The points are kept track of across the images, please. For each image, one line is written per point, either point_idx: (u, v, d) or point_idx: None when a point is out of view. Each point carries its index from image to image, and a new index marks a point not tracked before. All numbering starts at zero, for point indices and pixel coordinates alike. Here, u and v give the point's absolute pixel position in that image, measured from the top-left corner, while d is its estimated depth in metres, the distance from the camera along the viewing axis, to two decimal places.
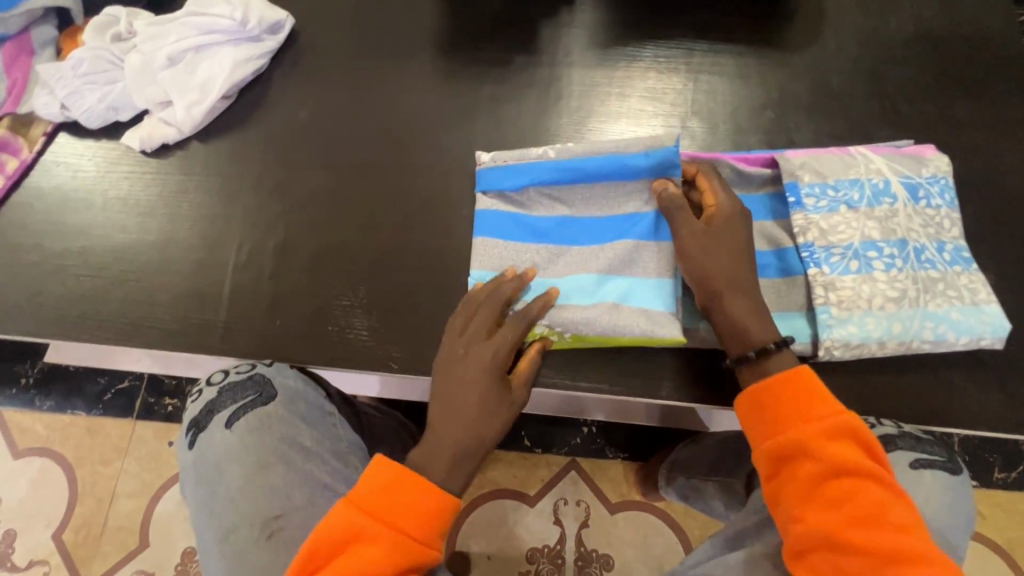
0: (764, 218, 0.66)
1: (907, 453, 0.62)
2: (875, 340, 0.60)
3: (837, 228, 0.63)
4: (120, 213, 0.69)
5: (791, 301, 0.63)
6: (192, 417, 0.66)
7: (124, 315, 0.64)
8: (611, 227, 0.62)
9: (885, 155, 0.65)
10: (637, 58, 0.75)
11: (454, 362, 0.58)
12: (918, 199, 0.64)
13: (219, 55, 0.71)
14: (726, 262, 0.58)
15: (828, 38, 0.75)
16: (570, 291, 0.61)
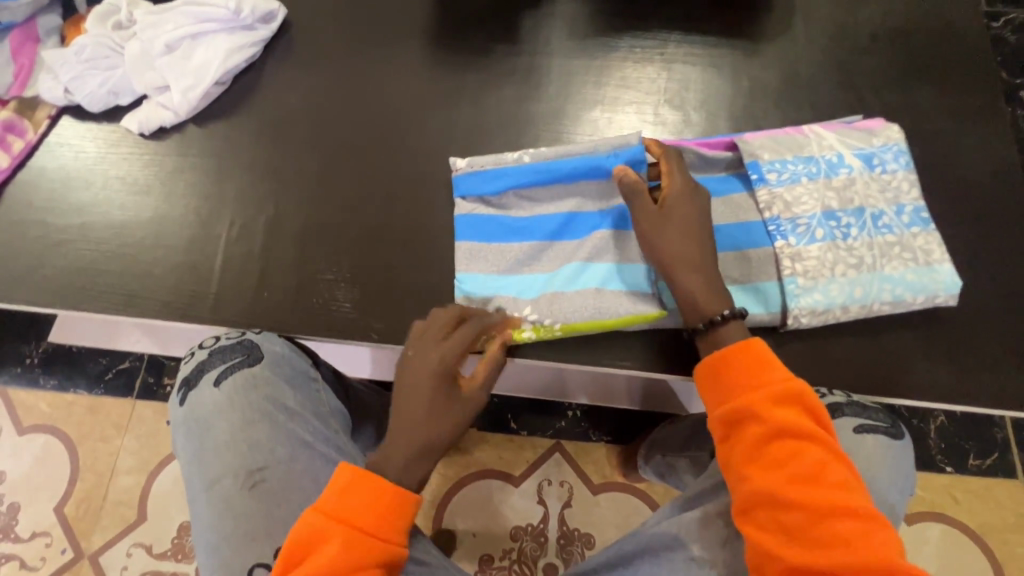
0: (732, 196, 0.68)
1: (853, 419, 0.64)
2: (838, 306, 0.64)
3: (801, 200, 0.66)
4: (120, 191, 0.73)
5: (760, 272, 0.66)
6: (183, 376, 0.69)
7: (121, 287, 0.68)
8: (587, 222, 0.66)
9: (836, 132, 0.70)
10: (612, 48, 0.78)
11: (417, 364, 0.60)
12: (873, 167, 0.68)
13: (214, 43, 0.75)
14: (685, 238, 0.61)
15: (798, 30, 0.78)
16: (555, 283, 0.65)
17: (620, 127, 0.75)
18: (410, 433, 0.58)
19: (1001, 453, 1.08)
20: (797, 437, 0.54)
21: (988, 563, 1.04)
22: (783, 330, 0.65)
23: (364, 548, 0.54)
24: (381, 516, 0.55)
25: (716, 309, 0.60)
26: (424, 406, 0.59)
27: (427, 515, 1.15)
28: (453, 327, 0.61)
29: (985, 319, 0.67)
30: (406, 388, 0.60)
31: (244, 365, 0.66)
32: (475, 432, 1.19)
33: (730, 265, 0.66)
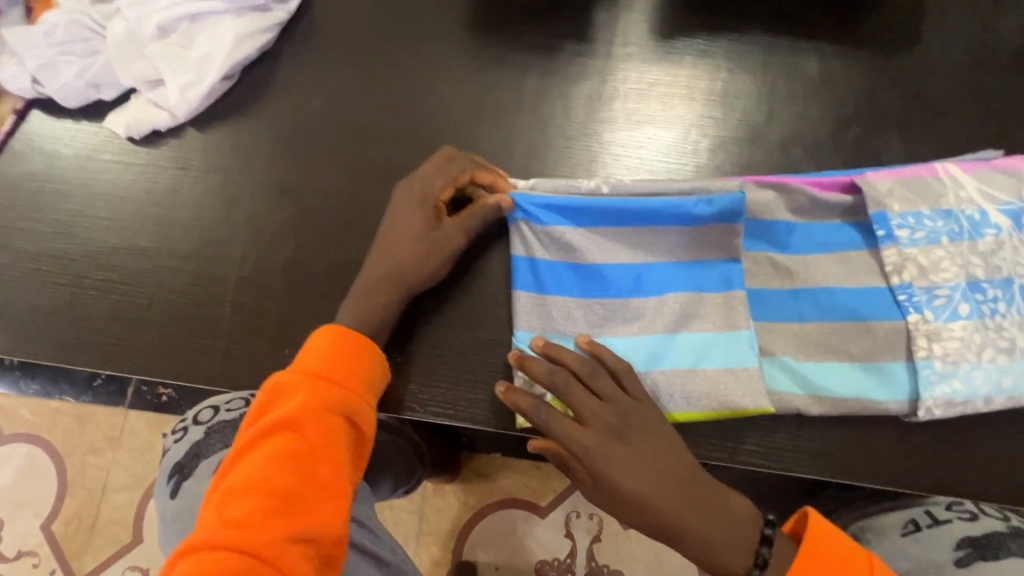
0: (844, 248, 0.55)
1: (1023, 559, 0.51)
2: (982, 397, 0.51)
3: (940, 266, 0.53)
4: (104, 210, 0.60)
5: (888, 349, 0.52)
6: (177, 462, 0.60)
7: (109, 333, 0.56)
8: (673, 278, 0.54)
9: (975, 176, 0.55)
10: (705, 54, 0.65)
11: (399, 201, 0.55)
12: (1023, 227, 0.54)
13: (219, 27, 0.61)
14: (647, 501, 0.49)
15: (927, 40, 0.65)
16: (635, 352, 0.53)
17: (714, 154, 0.62)
18: (376, 279, 0.54)
19: None
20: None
21: None
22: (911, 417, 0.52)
23: (328, 394, 0.50)
24: (343, 373, 0.51)
25: (746, 559, 0.49)
26: (399, 241, 0.54)
27: (446, 545, 1.07)
28: (436, 172, 0.56)
29: None
30: (384, 233, 0.55)
31: None
32: (500, 458, 1.10)
33: (851, 338, 0.53)
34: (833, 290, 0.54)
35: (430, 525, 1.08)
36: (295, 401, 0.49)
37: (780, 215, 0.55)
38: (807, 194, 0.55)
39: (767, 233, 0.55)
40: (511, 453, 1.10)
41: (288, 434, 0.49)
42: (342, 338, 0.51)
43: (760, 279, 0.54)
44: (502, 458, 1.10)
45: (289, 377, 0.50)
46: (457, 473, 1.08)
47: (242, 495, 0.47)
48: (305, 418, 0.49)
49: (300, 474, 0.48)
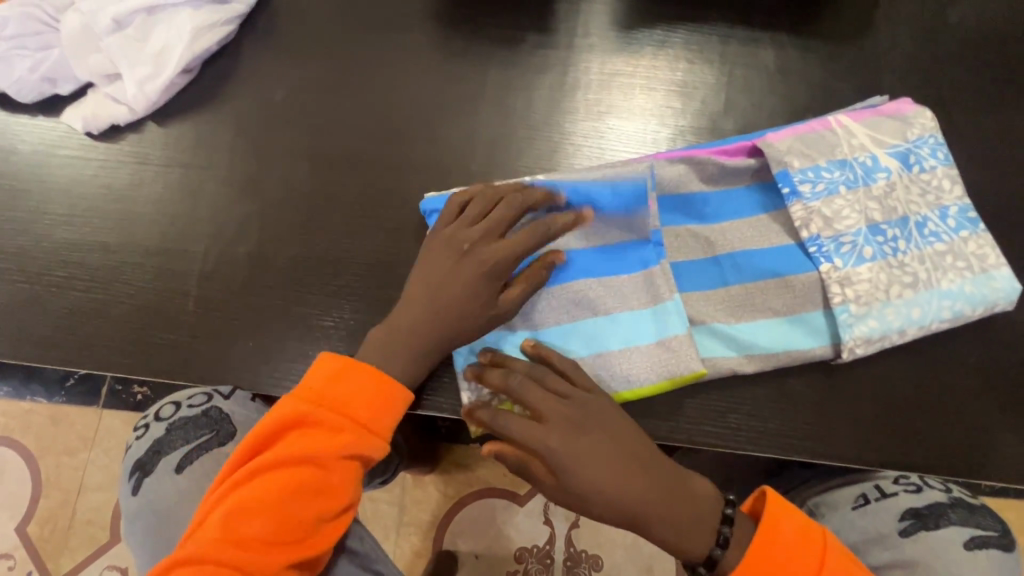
0: (761, 213, 0.57)
1: (961, 529, 0.55)
2: (896, 330, 0.53)
3: (846, 211, 0.55)
4: (62, 207, 0.60)
5: (805, 301, 0.55)
6: (139, 459, 0.62)
7: (70, 330, 0.56)
8: (593, 256, 0.55)
9: (864, 124, 0.58)
10: (665, 44, 0.66)
11: (437, 248, 0.53)
12: (911, 166, 0.57)
13: (176, 20, 0.60)
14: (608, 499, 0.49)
15: (879, 30, 0.66)
16: (565, 334, 0.54)
17: (673, 143, 0.63)
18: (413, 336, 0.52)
19: None
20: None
21: None
22: (841, 360, 0.54)
23: (343, 429, 0.50)
24: (367, 410, 0.50)
25: (707, 547, 0.49)
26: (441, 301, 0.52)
27: (427, 535, 1.09)
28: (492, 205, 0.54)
29: None
30: (422, 275, 0.53)
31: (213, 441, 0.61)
32: (479, 449, 1.11)
33: (772, 295, 0.55)
34: (753, 253, 0.56)
35: (411, 516, 1.09)
36: (310, 434, 0.49)
37: (695, 186, 0.57)
38: (719, 165, 0.56)
39: (687, 207, 0.57)
40: None
41: (301, 468, 0.49)
42: (371, 376, 0.50)
43: (684, 248, 0.56)
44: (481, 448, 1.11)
45: (303, 409, 0.49)
46: (436, 465, 1.09)
47: (254, 520, 0.48)
48: (329, 455, 0.49)
49: (308, 506, 0.49)
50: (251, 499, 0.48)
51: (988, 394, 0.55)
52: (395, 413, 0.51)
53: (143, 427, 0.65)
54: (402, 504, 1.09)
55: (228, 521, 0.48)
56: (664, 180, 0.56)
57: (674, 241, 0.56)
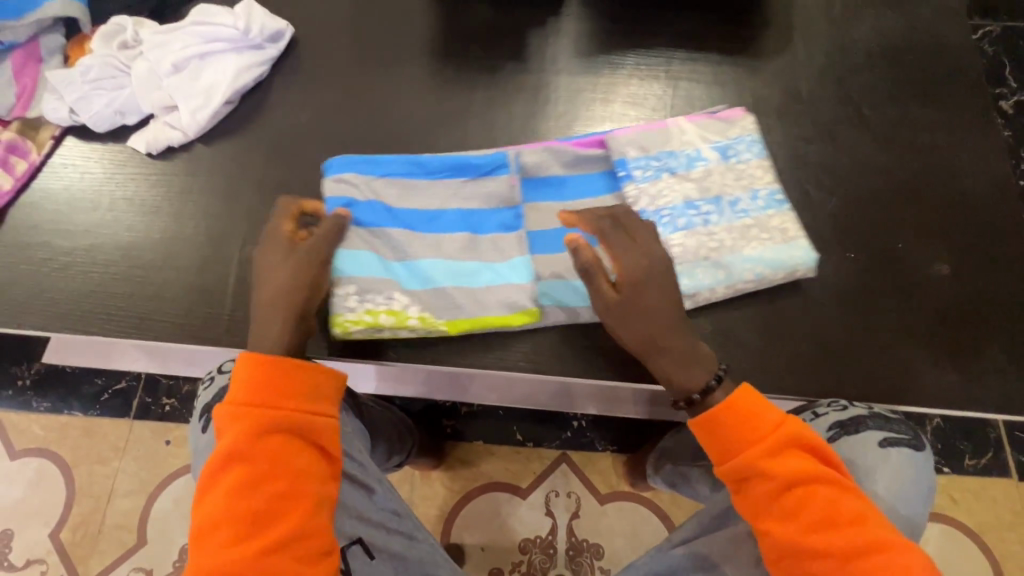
0: (606, 193, 0.70)
1: (877, 432, 0.62)
2: (707, 287, 0.65)
3: (661, 193, 0.68)
4: (127, 212, 0.72)
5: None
6: (205, 403, 0.67)
7: (132, 310, 0.68)
8: (459, 219, 0.68)
9: (696, 125, 0.72)
10: (620, 66, 0.80)
11: (261, 250, 0.62)
12: (728, 158, 0.70)
13: (222, 62, 0.75)
14: (649, 316, 0.59)
15: (796, 46, 0.80)
16: (431, 271, 0.66)
17: None
18: (275, 302, 0.59)
19: (994, 452, 1.13)
20: (780, 488, 0.54)
21: (986, 564, 1.08)
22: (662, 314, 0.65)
23: (259, 420, 0.55)
24: (272, 392, 0.56)
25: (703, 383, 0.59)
26: (276, 275, 0.60)
27: (435, 529, 1.14)
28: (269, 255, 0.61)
29: (1000, 329, 0.66)
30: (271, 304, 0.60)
31: None
32: (482, 445, 1.18)
33: (601, 257, 0.67)
34: (598, 223, 0.68)
35: (420, 511, 1.15)
36: (237, 433, 0.54)
37: (551, 169, 0.70)
38: (572, 150, 0.70)
39: (542, 187, 0.70)
40: (492, 440, 1.18)
41: (248, 461, 0.54)
42: (262, 362, 0.56)
43: (542, 221, 0.69)
44: (484, 445, 1.18)
45: (227, 410, 0.55)
46: (443, 460, 1.16)
47: (217, 526, 0.52)
48: (249, 446, 0.54)
49: (264, 494, 0.53)
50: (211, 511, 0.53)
51: (899, 334, 0.65)
52: (295, 387, 0.56)
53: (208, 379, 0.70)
54: (411, 499, 1.16)
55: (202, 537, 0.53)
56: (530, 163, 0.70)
57: (534, 215, 0.69)
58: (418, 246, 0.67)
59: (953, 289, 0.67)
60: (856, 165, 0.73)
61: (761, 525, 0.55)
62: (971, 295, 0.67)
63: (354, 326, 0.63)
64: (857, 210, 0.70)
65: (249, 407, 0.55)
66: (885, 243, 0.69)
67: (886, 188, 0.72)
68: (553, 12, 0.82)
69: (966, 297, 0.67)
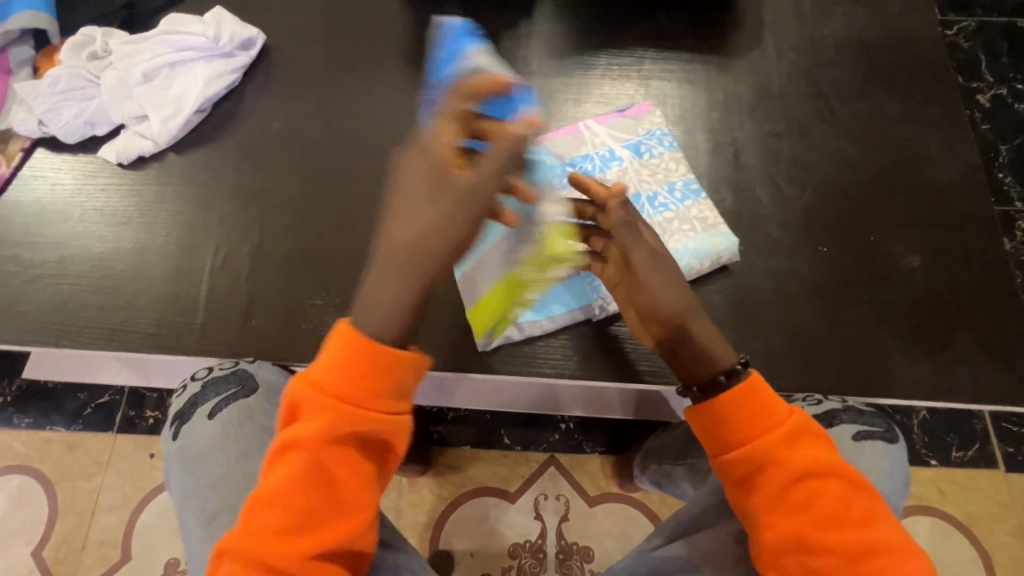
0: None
1: (850, 426, 0.63)
2: None
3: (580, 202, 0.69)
4: (97, 223, 0.72)
5: (569, 268, 0.68)
6: (175, 411, 0.65)
7: (103, 321, 0.67)
8: None
9: (607, 126, 0.74)
10: (591, 67, 0.80)
11: (412, 156, 0.50)
12: (642, 154, 0.72)
13: (193, 71, 0.75)
14: (673, 283, 0.58)
15: (767, 44, 0.80)
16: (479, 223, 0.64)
17: None
18: (409, 240, 0.48)
19: (980, 444, 1.13)
20: (790, 481, 0.51)
21: (977, 556, 1.07)
22: (598, 318, 0.68)
23: (339, 416, 0.48)
24: (343, 389, 0.48)
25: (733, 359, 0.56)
26: (419, 208, 0.48)
27: (424, 536, 1.13)
28: (430, 185, 0.48)
29: (971, 318, 0.66)
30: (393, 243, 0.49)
31: (241, 395, 0.64)
32: (469, 450, 1.18)
33: None
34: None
35: (407, 519, 1.14)
36: (305, 424, 0.48)
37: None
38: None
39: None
40: (479, 445, 1.18)
41: (294, 461, 0.48)
42: (381, 352, 0.48)
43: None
44: (472, 449, 1.18)
45: (310, 395, 0.48)
46: (430, 466, 1.16)
47: (267, 508, 0.48)
48: (321, 442, 0.48)
49: (323, 491, 0.49)
50: (262, 504, 0.48)
51: (871, 327, 0.66)
52: (401, 384, 0.48)
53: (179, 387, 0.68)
54: (399, 507, 1.15)
55: (241, 536, 0.48)
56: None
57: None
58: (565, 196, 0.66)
59: (925, 281, 0.67)
60: (827, 159, 0.73)
61: (767, 518, 0.52)
62: (942, 286, 0.67)
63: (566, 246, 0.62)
64: (828, 204, 0.71)
65: (342, 401, 0.47)
66: (858, 235, 0.69)
67: (857, 181, 0.72)
68: (525, 15, 0.83)
69: (938, 287, 0.67)
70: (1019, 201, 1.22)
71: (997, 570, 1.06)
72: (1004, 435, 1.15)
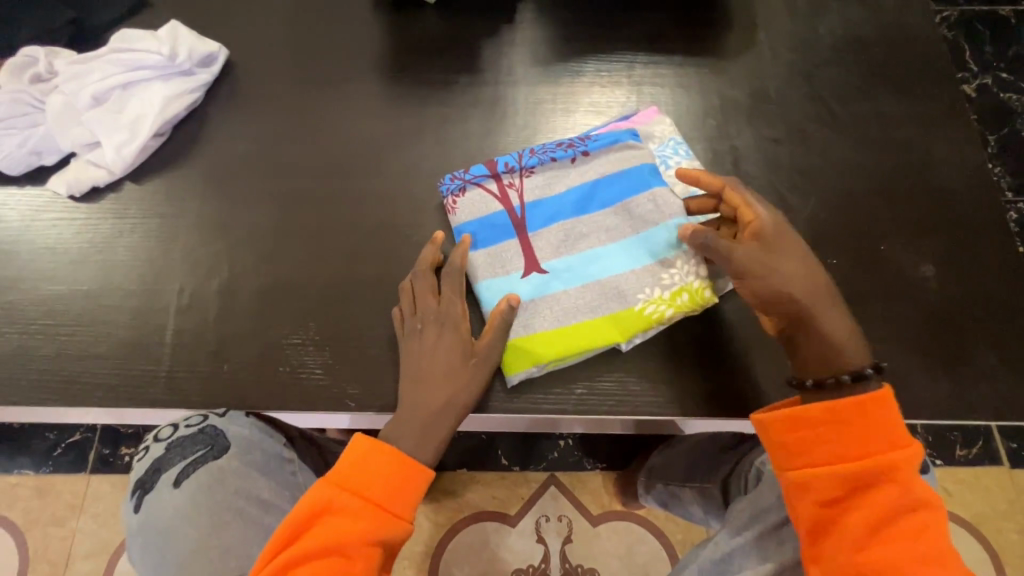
0: (572, 216, 0.65)
1: None
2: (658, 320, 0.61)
3: (615, 223, 0.65)
4: (48, 263, 0.65)
5: (614, 298, 0.62)
6: (137, 478, 0.62)
7: (57, 373, 0.61)
8: (484, 230, 0.65)
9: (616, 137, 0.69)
10: (579, 74, 0.75)
11: (426, 290, 0.60)
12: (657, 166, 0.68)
13: (148, 92, 0.69)
14: (794, 267, 0.57)
15: (761, 44, 0.77)
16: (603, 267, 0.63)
17: None
18: (414, 407, 0.57)
19: (984, 441, 1.11)
20: (890, 509, 0.50)
21: (987, 555, 1.05)
22: (624, 350, 0.62)
23: (363, 520, 0.52)
24: (368, 494, 0.53)
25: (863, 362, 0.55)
26: (432, 373, 0.57)
27: (423, 567, 1.08)
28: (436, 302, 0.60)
29: (986, 328, 0.63)
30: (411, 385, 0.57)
31: (208, 458, 0.60)
32: (466, 473, 1.13)
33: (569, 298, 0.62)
34: (568, 259, 0.64)
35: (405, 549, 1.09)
36: (336, 527, 0.52)
37: (497, 206, 0.66)
38: (530, 180, 0.67)
39: (494, 227, 0.65)
40: (476, 467, 1.13)
41: (331, 560, 0.51)
42: (404, 459, 0.54)
43: (495, 264, 0.63)
44: (468, 473, 1.13)
45: (340, 497, 0.53)
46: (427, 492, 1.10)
47: None
48: (349, 542, 0.51)
49: None
50: None
51: (886, 343, 0.62)
52: (417, 490, 0.55)
53: (142, 450, 0.64)
54: None
55: None
56: (466, 207, 0.66)
57: (486, 259, 0.64)
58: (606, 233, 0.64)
59: (937, 291, 0.64)
60: (830, 165, 0.70)
61: (853, 544, 0.50)
62: (955, 295, 0.64)
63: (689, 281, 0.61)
64: (834, 213, 0.67)
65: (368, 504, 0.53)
66: (868, 246, 0.66)
67: (863, 188, 0.69)
68: (507, 21, 0.78)
69: (953, 297, 0.64)
70: (1010, 191, 1.21)
71: (1008, 570, 1.04)
72: (1006, 430, 1.13)
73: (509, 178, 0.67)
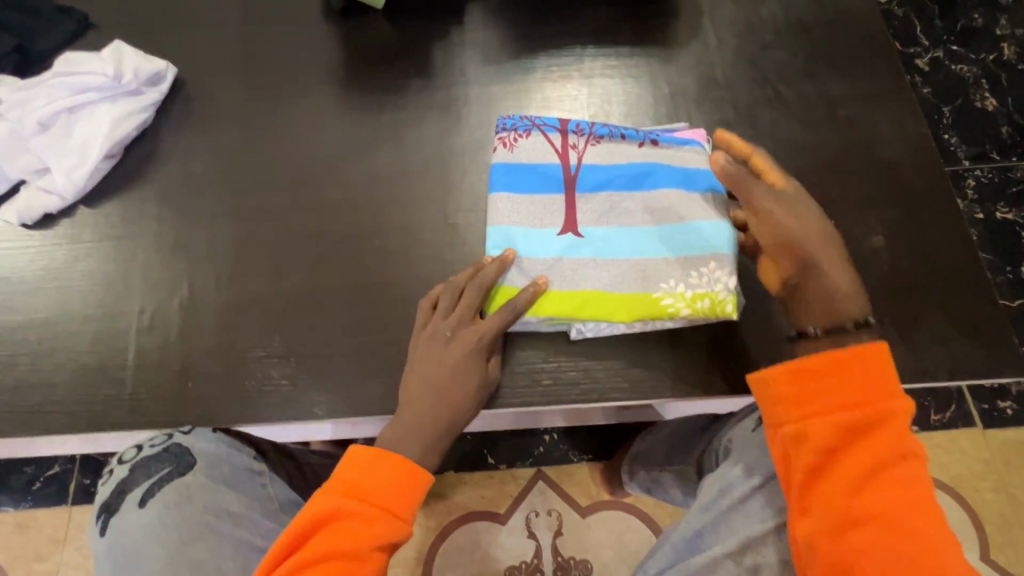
0: (619, 192, 0.65)
1: None
2: (622, 324, 0.62)
3: (659, 208, 0.64)
4: (3, 293, 0.65)
5: (638, 279, 0.62)
6: (102, 501, 0.62)
7: (18, 405, 0.60)
8: (546, 177, 0.66)
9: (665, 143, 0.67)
10: (530, 70, 0.76)
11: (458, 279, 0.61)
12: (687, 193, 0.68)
13: (96, 115, 0.68)
14: (812, 220, 0.59)
15: (707, 31, 0.78)
16: (612, 247, 0.63)
17: None
18: (425, 393, 0.57)
19: (957, 405, 1.14)
20: (882, 457, 0.50)
21: (968, 516, 1.07)
22: (573, 339, 0.63)
23: (371, 522, 0.52)
24: (375, 499, 0.53)
25: (860, 311, 0.56)
26: (446, 385, 0.57)
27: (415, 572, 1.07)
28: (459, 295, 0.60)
29: (936, 293, 0.65)
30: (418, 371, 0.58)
31: (175, 475, 0.60)
32: (453, 475, 1.13)
33: (588, 269, 0.62)
34: (608, 230, 0.64)
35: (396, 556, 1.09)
36: (344, 531, 0.52)
37: (555, 158, 0.66)
38: (595, 146, 0.67)
39: (544, 178, 0.65)
40: (463, 469, 1.13)
41: (338, 563, 0.51)
42: (407, 464, 0.54)
43: (533, 216, 0.64)
44: (456, 474, 1.13)
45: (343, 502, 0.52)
46: None
47: None
48: (357, 545, 0.51)
49: None
50: None
51: None
52: (420, 493, 0.55)
53: (105, 476, 0.64)
54: None
55: None
56: (524, 148, 0.67)
57: (514, 206, 0.65)
58: (632, 217, 0.64)
59: (887, 259, 0.66)
60: (779, 144, 0.72)
61: (842, 493, 0.50)
62: (905, 262, 0.66)
63: (727, 304, 0.60)
64: None
65: (374, 504, 0.53)
66: None
67: (812, 165, 0.70)
68: (456, 22, 0.79)
69: (903, 265, 0.66)
70: (966, 160, 1.24)
71: (987, 527, 1.07)
72: (978, 392, 1.16)
73: (576, 139, 0.67)
